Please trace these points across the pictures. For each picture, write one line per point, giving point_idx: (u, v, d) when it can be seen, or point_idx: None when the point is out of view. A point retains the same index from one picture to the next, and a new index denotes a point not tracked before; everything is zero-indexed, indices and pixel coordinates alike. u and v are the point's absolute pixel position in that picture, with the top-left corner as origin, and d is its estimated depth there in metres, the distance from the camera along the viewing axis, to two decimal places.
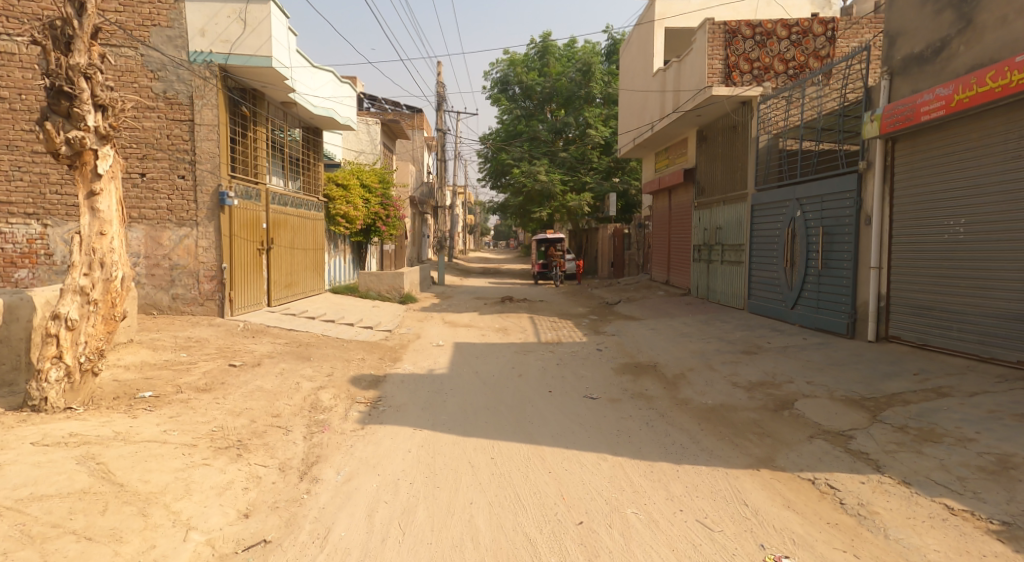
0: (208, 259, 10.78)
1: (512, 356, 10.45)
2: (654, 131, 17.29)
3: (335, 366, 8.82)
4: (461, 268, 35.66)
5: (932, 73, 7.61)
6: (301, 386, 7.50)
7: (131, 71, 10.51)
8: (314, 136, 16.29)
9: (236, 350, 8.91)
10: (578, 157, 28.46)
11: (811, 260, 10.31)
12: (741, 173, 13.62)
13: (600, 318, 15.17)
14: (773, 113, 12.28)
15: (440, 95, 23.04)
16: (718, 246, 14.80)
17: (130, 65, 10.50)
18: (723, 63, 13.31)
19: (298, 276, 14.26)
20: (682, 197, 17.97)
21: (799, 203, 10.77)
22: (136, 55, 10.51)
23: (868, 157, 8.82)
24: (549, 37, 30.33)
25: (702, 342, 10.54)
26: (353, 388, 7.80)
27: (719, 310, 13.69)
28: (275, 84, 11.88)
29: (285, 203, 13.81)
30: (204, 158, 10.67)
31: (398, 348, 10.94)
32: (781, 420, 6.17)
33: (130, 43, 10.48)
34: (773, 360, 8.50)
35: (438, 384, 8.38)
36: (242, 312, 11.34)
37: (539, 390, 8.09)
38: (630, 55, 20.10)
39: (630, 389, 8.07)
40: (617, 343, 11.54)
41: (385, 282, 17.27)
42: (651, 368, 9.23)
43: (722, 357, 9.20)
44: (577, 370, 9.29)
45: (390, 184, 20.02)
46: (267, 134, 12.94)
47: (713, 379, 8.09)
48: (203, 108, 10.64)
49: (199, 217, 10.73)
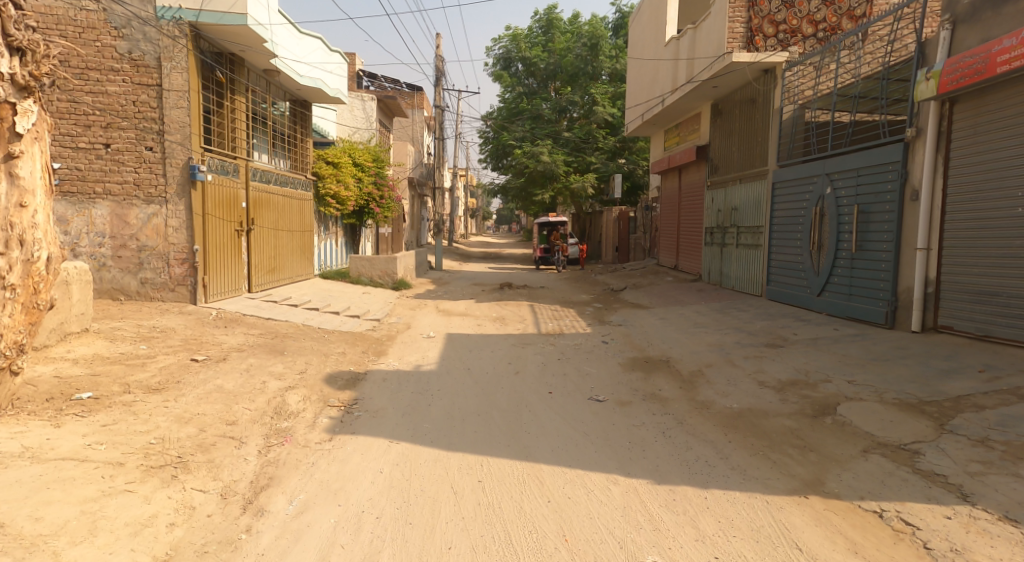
0: (178, 240, 9.84)
1: (509, 349, 9.54)
2: (665, 104, 16.21)
3: (311, 362, 7.90)
4: (459, 253, 34.65)
5: (1010, 17, 6.58)
6: (267, 386, 6.59)
7: (93, 27, 9.46)
8: (302, 109, 15.29)
9: (202, 342, 7.99)
10: (583, 137, 27.38)
11: (842, 242, 9.34)
12: (760, 147, 12.62)
13: (605, 306, 14.22)
14: (800, 81, 11.22)
15: (439, 69, 21.93)
16: (733, 228, 13.84)
17: (91, 21, 9.46)
18: (745, 26, 12.33)
19: (282, 260, 13.34)
20: (693, 176, 16.94)
21: (829, 178, 9.74)
22: (98, 9, 9.45)
23: (917, 124, 7.88)
24: (554, 11, 29.26)
25: (719, 333, 9.60)
26: (327, 389, 6.89)
27: (734, 298, 12.73)
28: (254, 48, 10.89)
29: (268, 181, 12.83)
30: (173, 128, 9.69)
31: (386, 339, 10.02)
32: (824, 430, 5.24)
33: None
34: (804, 354, 7.56)
35: (424, 383, 7.47)
36: (217, 299, 10.43)
37: (536, 391, 7.18)
38: (640, 24, 18.94)
39: (641, 390, 7.16)
40: (625, 334, 10.60)
41: (377, 267, 16.33)
42: (664, 363, 8.30)
43: (744, 351, 8.25)
44: (581, 366, 8.37)
45: (384, 163, 18.96)
46: (247, 103, 11.94)
47: (736, 377, 7.16)
48: (172, 71, 9.63)
49: (168, 194, 9.77)
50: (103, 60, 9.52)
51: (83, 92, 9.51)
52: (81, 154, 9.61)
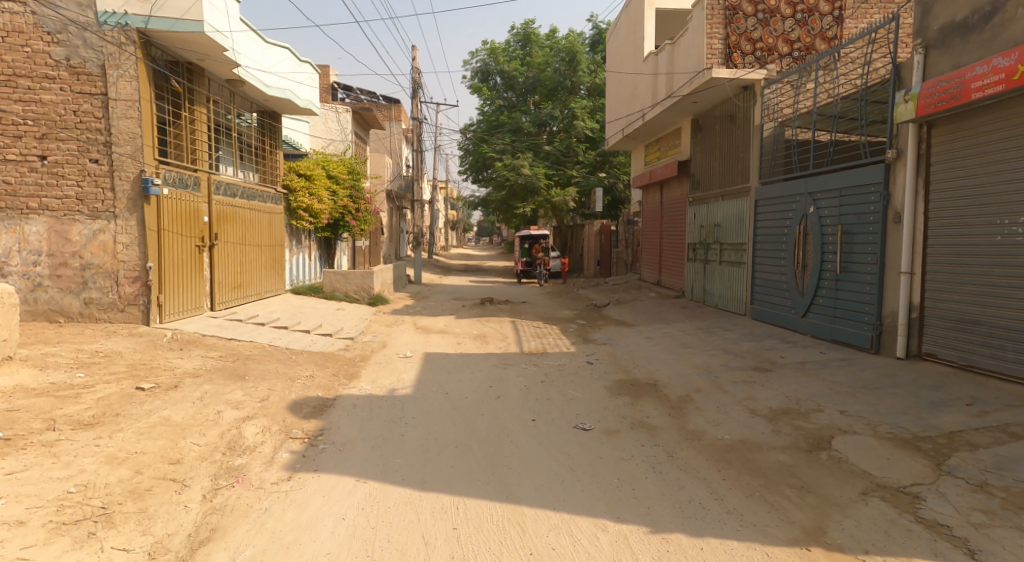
0: (129, 257, 9.30)
1: (489, 370, 9.08)
2: (645, 120, 16.01)
3: (274, 387, 7.37)
4: (441, 266, 34.18)
5: (980, 42, 6.42)
6: (222, 417, 6.05)
7: (20, 32, 8.90)
8: (271, 121, 14.81)
9: (152, 367, 7.44)
10: (563, 151, 27.18)
11: (826, 262, 9.06)
12: (741, 165, 12.41)
13: (588, 322, 13.86)
14: (779, 98, 11.05)
15: (416, 82, 21.57)
16: (716, 245, 13.62)
17: (18, 25, 8.89)
18: (723, 43, 11.99)
19: (250, 276, 12.79)
20: (674, 192, 16.72)
21: (812, 197, 9.48)
22: (25, 12, 8.90)
23: (897, 145, 7.61)
24: (531, 25, 29.15)
25: (705, 354, 9.26)
26: (290, 418, 6.37)
27: (719, 316, 12.45)
28: (213, 55, 10.48)
29: (234, 194, 12.29)
30: (122, 139, 9.21)
31: (358, 360, 9.52)
32: (821, 467, 4.88)
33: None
34: (793, 380, 7.23)
35: (399, 410, 6.97)
36: (174, 319, 9.87)
37: (519, 418, 6.73)
38: (618, 40, 18.78)
39: (629, 418, 6.75)
40: (609, 354, 10.21)
41: (353, 281, 15.80)
42: (651, 387, 7.92)
43: (733, 375, 7.89)
44: (564, 390, 7.94)
45: (360, 175, 18.50)
46: (207, 114, 11.46)
47: (726, 404, 6.80)
48: (119, 79, 9.17)
49: (118, 208, 9.25)
50: (36, 67, 8.98)
51: (12, 101, 8.95)
52: (11, 167, 9.01)
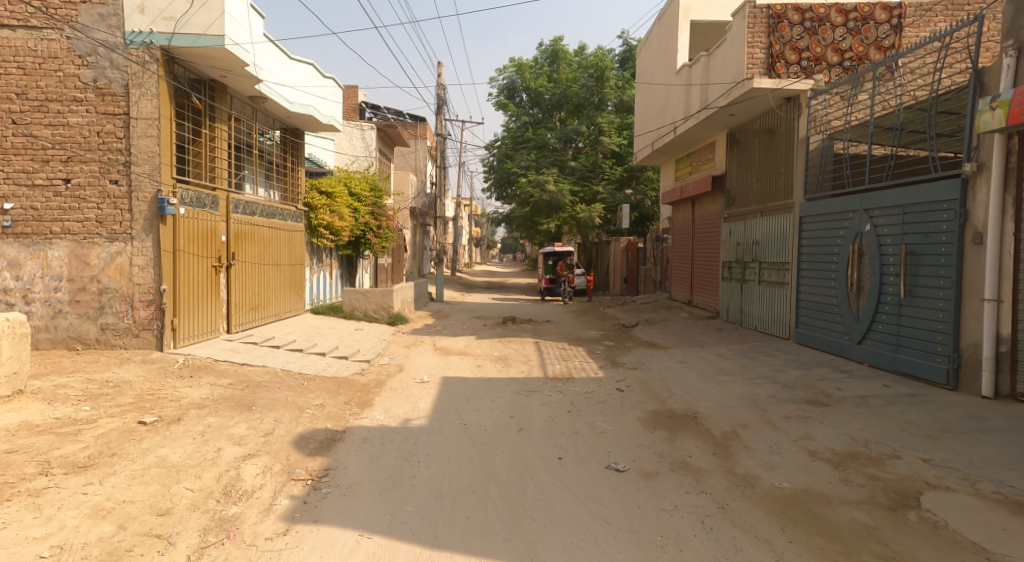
0: (144, 280, 8.90)
1: (511, 398, 8.42)
2: (677, 133, 15.38)
3: (281, 419, 6.82)
4: (463, 282, 33.73)
5: None
6: (221, 455, 5.51)
7: (54, 57, 8.74)
8: (293, 138, 14.52)
9: (159, 398, 6.96)
10: (589, 167, 26.67)
11: (885, 284, 8.28)
12: (784, 180, 11.67)
13: (617, 345, 13.14)
14: (827, 110, 10.36)
15: (441, 98, 21.26)
16: (755, 264, 12.86)
17: (53, 50, 8.74)
18: (765, 52, 11.34)
19: (267, 296, 12.38)
20: (708, 208, 16.01)
21: (868, 214, 8.73)
22: (61, 38, 8.76)
23: (978, 158, 6.91)
24: (559, 42, 28.85)
25: (749, 383, 8.50)
26: (294, 455, 5.81)
27: (759, 340, 11.64)
28: (234, 72, 10.11)
29: (252, 212, 11.91)
30: (141, 158, 8.84)
31: (374, 387, 8.95)
32: (910, 531, 4.14)
33: (52, 24, 8.74)
34: (858, 418, 6.46)
35: (411, 445, 6.34)
36: (188, 343, 9.44)
37: (544, 456, 6.05)
38: (649, 53, 18.25)
39: (666, 456, 6.02)
40: (642, 380, 9.50)
41: (372, 300, 15.33)
42: (690, 419, 7.19)
43: (783, 408, 7.12)
44: (593, 421, 7.24)
45: (382, 192, 18.20)
46: (228, 131, 11.12)
47: (779, 443, 6.05)
48: (141, 99, 8.84)
49: (134, 229, 8.87)
50: (66, 91, 8.78)
51: (42, 125, 8.77)
52: (38, 192, 8.80)
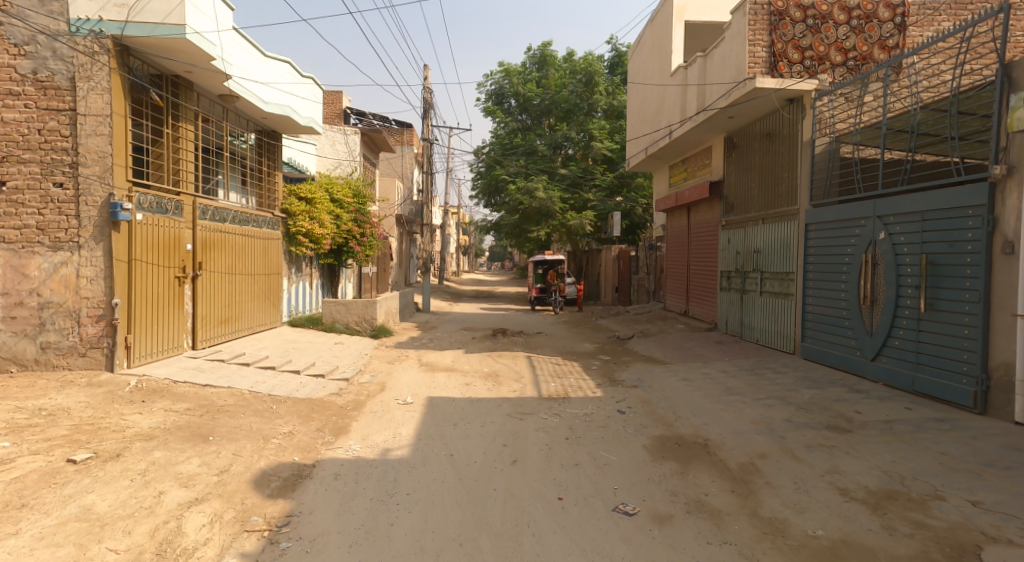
0: (93, 293, 8.10)
1: (503, 422, 7.66)
2: (672, 137, 14.79)
3: (240, 452, 6.02)
4: (451, 292, 32.95)
5: None
6: (162, 501, 4.76)
7: None
8: (269, 139, 13.76)
9: (100, 429, 6.30)
10: (579, 173, 26.13)
11: (902, 297, 7.66)
12: (788, 186, 11.07)
13: (613, 359, 12.44)
14: (834, 112, 9.79)
15: (427, 102, 20.58)
16: (756, 274, 12.26)
17: None
18: (768, 50, 10.74)
19: (239, 308, 11.59)
20: (704, 215, 15.42)
21: (882, 221, 8.10)
22: None
23: (1007, 160, 6.37)
24: (548, 47, 28.31)
25: (761, 404, 7.84)
26: (251, 498, 5.02)
27: (764, 355, 10.96)
28: (200, 65, 9.42)
29: (223, 219, 11.12)
30: (90, 159, 8.07)
31: (351, 409, 8.17)
32: None
33: None
34: (889, 447, 5.80)
35: (390, 483, 5.50)
36: (145, 363, 8.64)
37: (543, 496, 5.30)
38: (642, 56, 17.72)
39: (680, 495, 5.30)
40: (644, 399, 8.81)
41: (354, 312, 14.53)
42: (701, 448, 6.48)
43: (803, 436, 6.45)
44: (595, 450, 6.50)
45: (366, 199, 17.29)
46: (192, 132, 10.34)
47: (804, 479, 5.37)
48: (89, 93, 8.06)
49: (82, 237, 8.09)
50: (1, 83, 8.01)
51: None
52: None
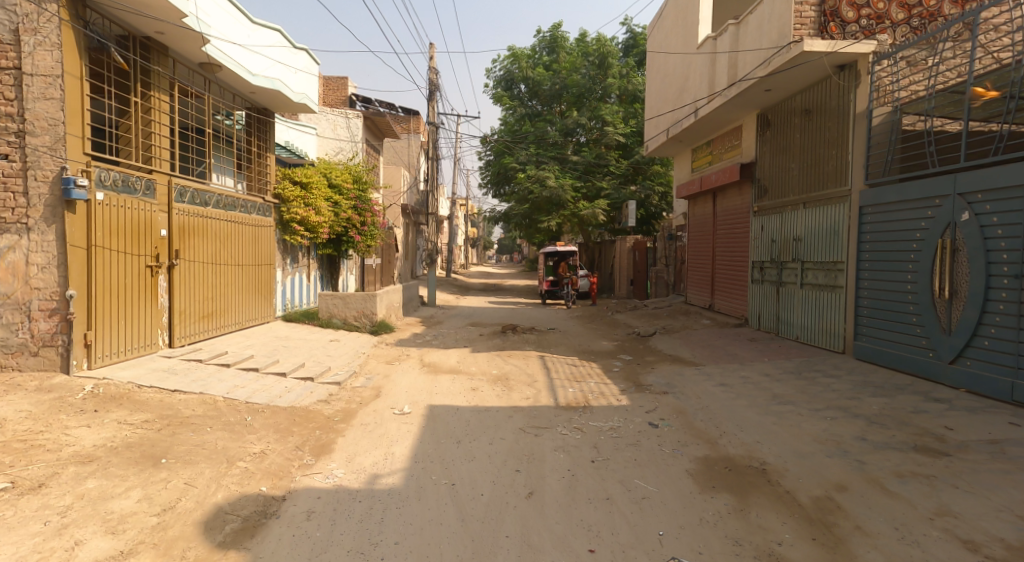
0: (45, 283, 7.01)
1: (515, 438, 6.49)
2: (699, 116, 13.52)
3: (194, 481, 4.88)
4: (459, 285, 31.85)
5: None
6: (75, 557, 3.70)
7: None
8: (260, 118, 12.59)
9: (32, 447, 5.22)
10: (593, 160, 24.86)
11: (995, 287, 6.46)
12: (836, 165, 9.79)
13: (636, 359, 11.26)
14: (897, 78, 8.51)
15: (433, 83, 19.36)
16: (796, 264, 11.01)
17: None
18: (817, 9, 9.52)
19: (223, 302, 10.47)
20: (733, 200, 14.13)
21: (968, 199, 6.86)
22: None
23: None
24: (559, 29, 26.96)
25: (822, 417, 6.65)
26: (194, 550, 3.91)
27: (809, 355, 9.75)
28: (170, 22, 8.31)
29: (203, 202, 9.97)
30: (40, 127, 6.97)
31: (339, 420, 7.05)
32: None
33: None
34: (1011, 479, 4.60)
35: (374, 526, 4.33)
36: (109, 363, 7.55)
37: (568, 547, 4.13)
38: (663, 30, 16.44)
39: (744, 545, 4.13)
40: (677, 409, 7.63)
41: (352, 306, 13.40)
42: (758, 475, 5.29)
43: (887, 459, 5.26)
44: (629, 479, 5.31)
45: (367, 185, 16.07)
46: (166, 102, 9.20)
47: (909, 523, 4.19)
48: (37, 49, 6.94)
49: (32, 218, 6.98)
50: None
51: None
52: None
